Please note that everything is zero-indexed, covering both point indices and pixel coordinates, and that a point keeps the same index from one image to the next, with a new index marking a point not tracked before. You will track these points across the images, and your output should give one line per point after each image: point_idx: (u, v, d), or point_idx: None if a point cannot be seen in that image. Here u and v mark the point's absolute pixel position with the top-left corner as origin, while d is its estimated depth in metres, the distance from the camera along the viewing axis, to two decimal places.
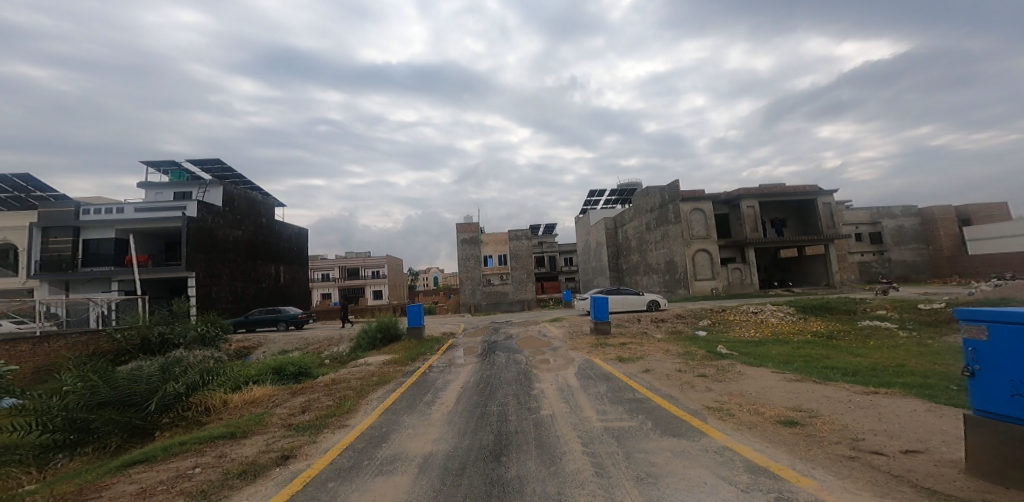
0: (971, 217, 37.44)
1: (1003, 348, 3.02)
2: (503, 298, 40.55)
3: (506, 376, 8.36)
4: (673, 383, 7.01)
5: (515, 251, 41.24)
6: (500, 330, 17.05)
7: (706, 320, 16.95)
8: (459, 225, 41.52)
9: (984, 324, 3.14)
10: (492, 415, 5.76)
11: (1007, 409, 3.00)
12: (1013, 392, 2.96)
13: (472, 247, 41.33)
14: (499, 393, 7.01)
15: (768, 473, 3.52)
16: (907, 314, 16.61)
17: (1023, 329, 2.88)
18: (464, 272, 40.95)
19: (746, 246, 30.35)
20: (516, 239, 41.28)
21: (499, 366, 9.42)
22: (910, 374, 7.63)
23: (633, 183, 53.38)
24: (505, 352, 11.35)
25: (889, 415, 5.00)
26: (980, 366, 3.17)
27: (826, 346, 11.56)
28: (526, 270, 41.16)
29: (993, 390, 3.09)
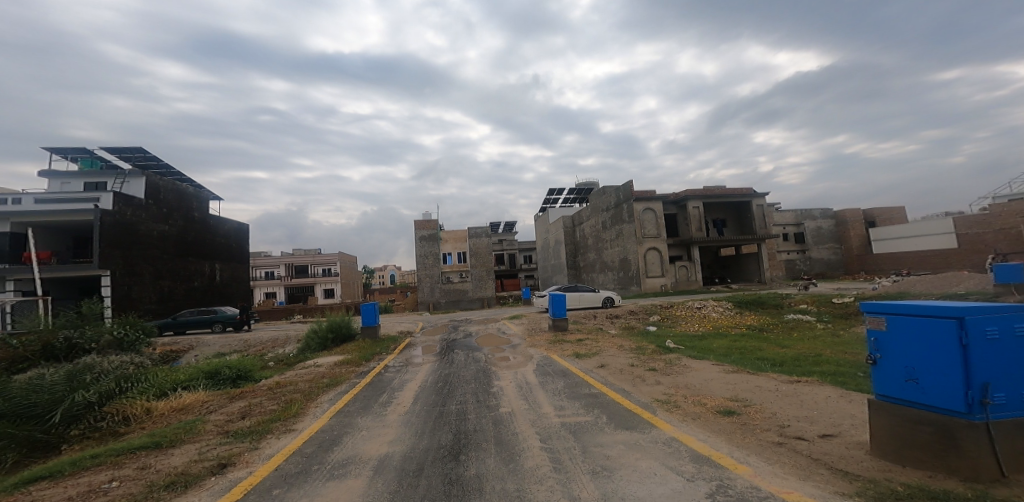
0: (875, 220, 41.73)
1: (899, 336, 3.42)
2: (462, 296, 40.42)
3: (466, 374, 8.28)
4: (626, 377, 7.25)
5: (475, 248, 41.15)
6: (459, 328, 16.94)
7: (656, 315, 17.77)
8: (417, 222, 40.67)
9: (884, 317, 3.54)
10: (450, 414, 5.69)
11: (902, 393, 3.41)
12: (908, 378, 3.36)
13: (430, 245, 40.64)
14: (458, 392, 6.95)
15: (710, 462, 3.74)
16: (824, 308, 18.29)
17: (914, 320, 3.29)
18: (422, 270, 40.23)
19: (691, 244, 32.09)
20: (476, 236, 41.17)
21: (458, 364, 9.33)
22: (826, 363, 8.44)
23: (590, 182, 54.54)
24: (465, 350, 11.24)
25: (809, 402, 5.48)
26: (881, 354, 3.57)
27: (759, 338, 12.48)
28: (485, 268, 41.05)
29: (890, 376, 3.51)
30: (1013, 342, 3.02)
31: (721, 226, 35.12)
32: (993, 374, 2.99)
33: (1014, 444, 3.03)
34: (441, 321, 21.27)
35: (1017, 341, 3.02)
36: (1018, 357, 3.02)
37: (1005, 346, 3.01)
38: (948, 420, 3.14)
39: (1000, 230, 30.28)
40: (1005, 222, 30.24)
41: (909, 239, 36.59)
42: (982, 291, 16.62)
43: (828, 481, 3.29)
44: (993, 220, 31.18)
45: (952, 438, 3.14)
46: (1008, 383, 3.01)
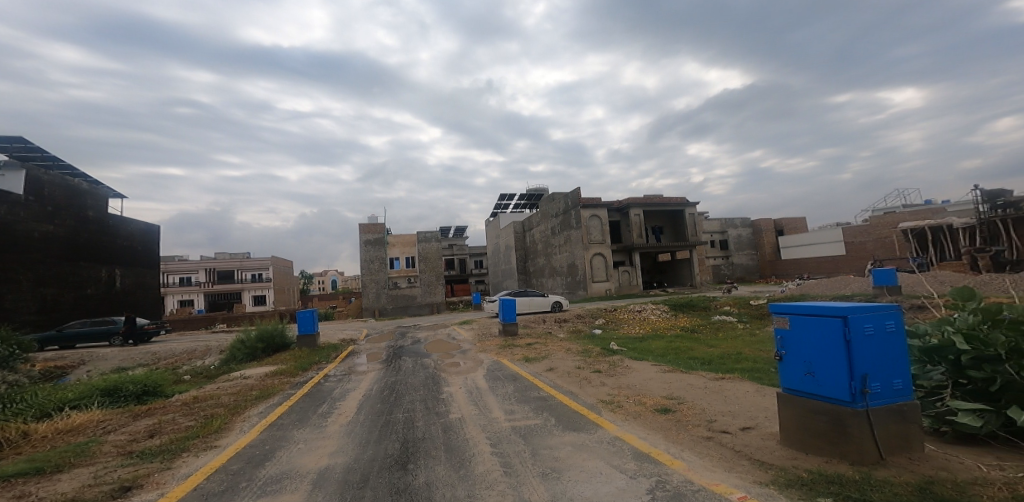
0: (783, 229, 46.21)
1: (798, 334, 3.81)
2: (410, 302, 39.51)
3: (414, 381, 8.04)
4: (573, 380, 7.42)
5: (424, 253, 40.28)
6: (406, 334, 16.45)
7: (602, 319, 18.37)
8: (362, 225, 39.11)
9: (788, 316, 3.92)
10: (397, 422, 5.49)
11: (802, 385, 3.78)
12: (806, 372, 3.74)
13: (376, 249, 39.25)
14: (406, 399, 6.74)
15: (650, 459, 3.91)
16: (744, 309, 19.90)
17: (811, 319, 3.68)
18: (367, 275, 38.80)
19: (633, 250, 33.59)
20: (425, 241, 40.34)
21: (406, 371, 9.06)
22: (747, 360, 9.18)
23: (539, 188, 55.49)
24: (412, 357, 10.93)
25: (732, 397, 5.92)
26: (786, 351, 3.94)
27: (691, 339, 13.31)
28: (434, 273, 40.27)
29: (793, 371, 3.89)
30: (886, 338, 3.47)
31: (658, 233, 37.10)
32: (870, 366, 3.42)
33: (889, 429, 3.46)
34: (387, 328, 20.54)
35: (888, 337, 3.47)
36: (891, 350, 3.47)
37: (880, 342, 3.44)
38: (841, 410, 3.51)
39: (877, 239, 35.24)
40: (882, 232, 35.11)
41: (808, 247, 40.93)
42: (867, 292, 18.92)
43: (749, 471, 3.56)
44: (871, 230, 36.00)
45: (843, 425, 3.52)
46: (882, 374, 3.45)
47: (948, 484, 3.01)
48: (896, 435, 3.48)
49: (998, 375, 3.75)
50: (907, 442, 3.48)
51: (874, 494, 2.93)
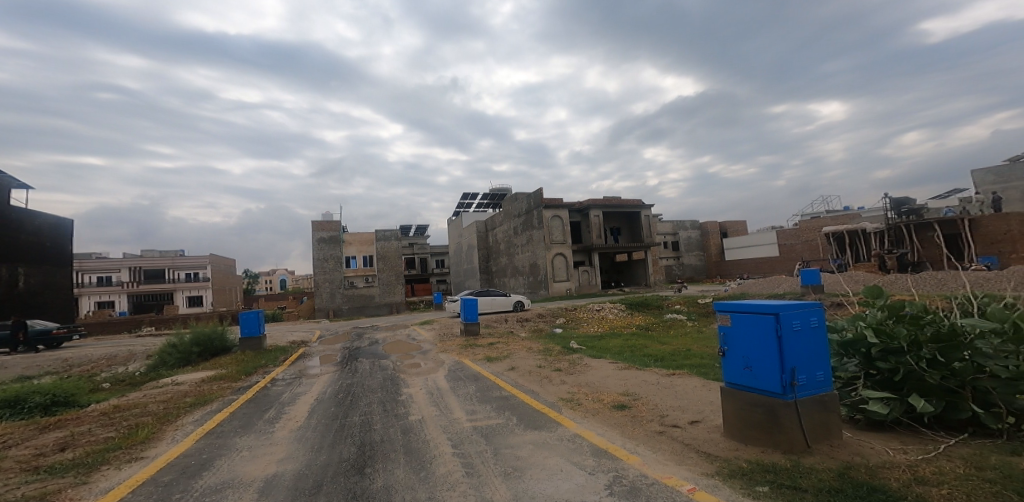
0: (727, 231, 48.92)
1: (737, 330, 4.06)
2: (368, 302, 38.41)
3: (371, 383, 7.81)
4: (534, 378, 7.49)
5: (383, 251, 39.26)
6: (364, 335, 15.97)
7: (562, 318, 18.67)
8: (316, 222, 37.65)
9: (729, 314, 4.17)
10: (352, 426, 5.32)
11: (741, 379, 4.02)
12: (744, 367, 3.98)
13: (331, 247, 37.86)
14: (362, 402, 6.54)
15: (607, 455, 4.01)
16: (693, 307, 20.88)
17: (747, 316, 3.94)
18: (321, 275, 37.34)
19: (592, 250, 34.34)
20: (384, 239, 39.35)
21: (362, 373, 8.80)
22: (695, 356, 9.65)
23: (503, 188, 55.57)
24: (370, 358, 10.62)
25: (681, 392, 6.20)
26: (727, 347, 4.18)
27: (646, 337, 13.80)
28: (394, 272, 39.34)
29: (733, 366, 4.12)
30: (812, 333, 3.79)
31: (616, 234, 38.16)
32: (798, 360, 3.70)
33: (816, 418, 3.75)
34: (343, 329, 19.84)
35: (811, 332, 3.80)
36: (814, 345, 3.78)
37: (806, 337, 3.75)
38: (774, 402, 3.76)
39: (805, 242, 37.83)
40: (807, 236, 37.87)
41: (746, 248, 43.59)
42: (795, 291, 20.38)
43: (697, 463, 3.73)
44: (798, 234, 38.79)
45: (776, 417, 3.77)
46: (808, 367, 3.74)
47: (861, 468, 3.31)
48: (820, 424, 3.78)
49: (902, 366, 4.16)
50: (828, 431, 3.79)
51: (802, 481, 3.16)
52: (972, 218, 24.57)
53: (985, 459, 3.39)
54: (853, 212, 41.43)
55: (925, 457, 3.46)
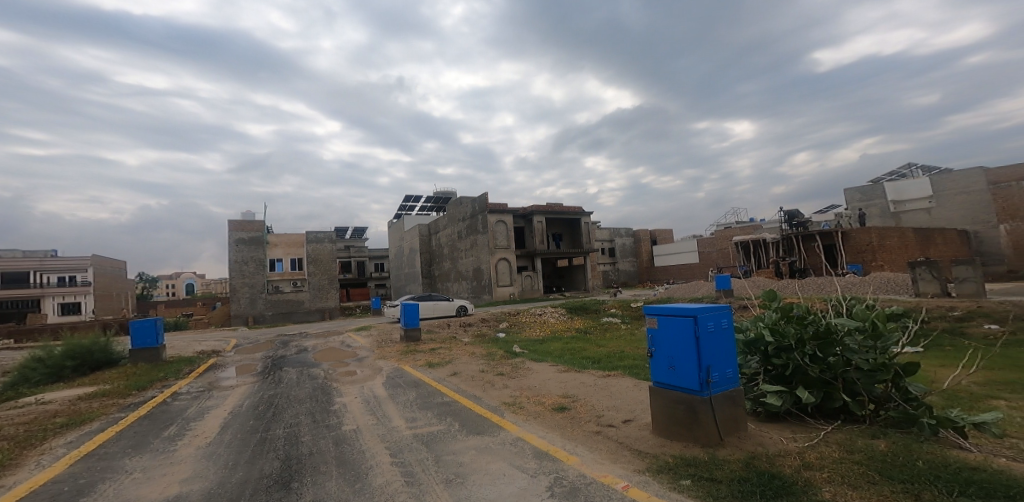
0: (658, 239, 51.93)
1: (662, 332, 4.32)
2: (296, 308, 36.19)
3: (297, 394, 7.34)
4: (477, 383, 7.43)
5: (315, 254, 37.23)
6: (290, 343, 14.98)
7: (505, 322, 18.74)
8: (233, 222, 34.87)
9: (656, 317, 4.43)
10: (276, 439, 4.96)
11: (666, 378, 4.28)
12: (669, 366, 4.24)
13: (253, 249, 35.20)
14: (287, 414, 6.12)
15: (548, 457, 4.07)
16: (627, 311, 21.86)
17: (671, 318, 4.22)
18: (239, 278, 34.58)
19: (535, 256, 34.88)
20: (317, 242, 37.33)
21: (287, 383, 8.24)
22: (630, 358, 10.10)
23: (447, 191, 54.98)
24: (296, 367, 9.99)
25: (617, 393, 6.45)
26: (654, 349, 4.43)
27: (585, 340, 14.21)
28: (327, 276, 37.38)
29: (659, 366, 4.38)
30: (725, 334, 4.14)
31: (558, 240, 39.04)
32: (712, 359, 4.02)
33: (728, 412, 4.08)
34: (265, 336, 18.46)
35: (723, 333, 4.14)
36: (726, 345, 4.13)
37: (720, 337, 4.08)
38: (693, 398, 4.04)
39: (719, 250, 41.42)
40: (722, 244, 41.34)
41: (671, 255, 46.68)
42: (710, 295, 22.12)
43: (630, 461, 3.90)
44: (714, 242, 42.16)
45: (695, 413, 4.05)
46: (720, 365, 4.08)
47: (763, 458, 3.64)
48: (732, 417, 4.11)
49: (791, 362, 4.65)
50: (737, 423, 4.13)
51: (717, 472, 3.41)
52: (845, 230, 27.63)
53: (855, 442, 3.90)
54: (759, 223, 45.84)
55: (811, 444, 3.90)
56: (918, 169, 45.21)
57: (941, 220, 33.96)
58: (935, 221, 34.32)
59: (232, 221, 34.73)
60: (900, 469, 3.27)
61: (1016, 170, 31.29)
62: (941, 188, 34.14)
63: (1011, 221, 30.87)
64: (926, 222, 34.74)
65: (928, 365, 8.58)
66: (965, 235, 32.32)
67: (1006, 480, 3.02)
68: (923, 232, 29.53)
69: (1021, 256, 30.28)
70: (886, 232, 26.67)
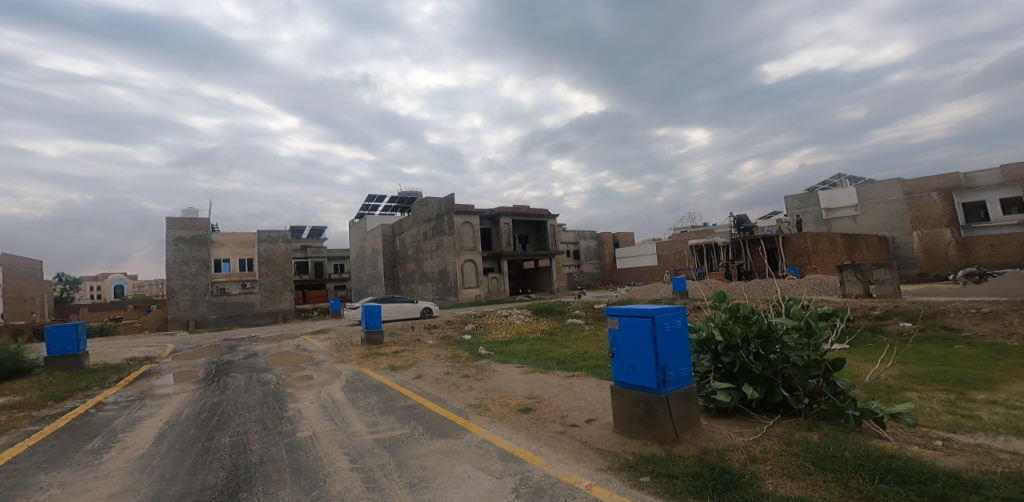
0: (620, 242, 53.28)
1: (622, 332, 4.42)
2: (246, 311, 34.62)
3: (245, 400, 7.00)
4: (441, 386, 7.35)
5: (267, 255, 35.72)
6: (238, 348, 14.26)
7: (471, 324, 18.64)
8: (173, 219, 32.83)
9: (616, 317, 4.53)
10: (223, 449, 4.71)
11: (626, 377, 4.39)
12: (629, 365, 4.35)
13: (195, 249, 33.29)
14: (233, 421, 5.82)
15: (513, 458, 4.08)
16: (591, 312, 22.26)
17: (631, 318, 4.33)
18: (178, 279, 32.65)
19: (501, 257, 34.90)
20: (270, 241, 35.80)
21: (235, 390, 7.84)
22: (593, 358, 10.27)
23: (412, 192, 54.15)
24: (244, 373, 9.52)
25: (580, 393, 6.55)
26: (615, 349, 4.52)
27: (551, 341, 14.35)
28: (280, 277, 35.90)
29: (619, 365, 4.48)
30: (680, 333, 4.31)
31: (524, 242, 39.25)
32: (669, 358, 4.16)
33: (683, 409, 4.23)
34: (209, 341, 17.45)
35: (678, 332, 4.30)
36: (681, 345, 4.29)
37: (675, 337, 4.24)
38: (650, 397, 4.16)
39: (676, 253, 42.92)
40: (678, 247, 42.85)
41: (633, 257, 48.00)
42: (668, 297, 22.91)
43: (594, 460, 3.96)
44: (671, 245, 43.70)
45: (653, 411, 4.16)
46: (676, 364, 4.23)
47: (715, 453, 3.80)
48: (686, 414, 4.26)
49: (738, 360, 4.89)
50: (691, 420, 4.29)
51: (674, 468, 3.53)
52: (785, 236, 29.52)
53: (792, 435, 4.14)
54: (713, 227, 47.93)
55: (755, 438, 4.11)
56: (846, 179, 49.09)
57: (864, 227, 37.82)
58: (859, 228, 38.12)
59: (172, 218, 32.72)
60: (832, 459, 3.50)
61: (927, 181, 35.34)
62: (866, 197, 37.82)
63: (923, 228, 34.85)
64: (852, 228, 38.60)
65: (854, 360, 9.32)
66: (884, 240, 36.16)
67: (919, 466, 3.30)
68: (848, 236, 31.74)
69: (930, 259, 34.32)
70: (819, 238, 28.82)
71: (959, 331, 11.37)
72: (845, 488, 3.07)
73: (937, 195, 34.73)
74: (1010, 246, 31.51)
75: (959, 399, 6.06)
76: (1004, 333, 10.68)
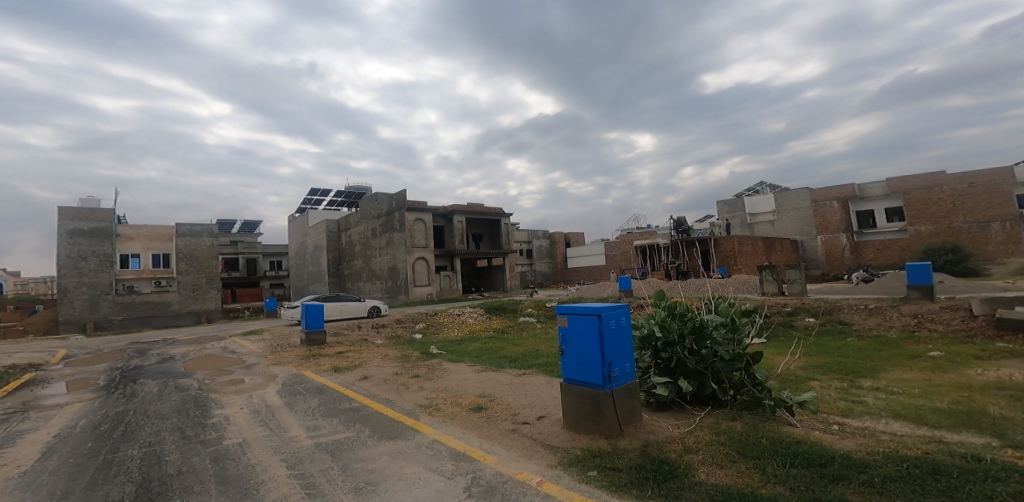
0: (572, 241, 54.43)
1: (570, 330, 4.53)
2: (161, 311, 32.13)
3: (159, 409, 6.45)
4: (390, 387, 7.17)
5: (189, 250, 33.24)
6: (149, 352, 13.11)
7: (422, 323, 18.31)
8: (67, 210, 29.61)
9: (565, 316, 4.64)
10: (137, 461, 4.33)
11: (574, 373, 4.51)
12: (577, 363, 4.47)
13: (96, 243, 30.22)
14: (143, 432, 5.35)
15: (465, 457, 4.06)
16: (542, 311, 22.57)
17: (578, 317, 4.45)
18: (73, 277, 29.53)
19: (454, 256, 34.58)
20: (191, 236, 33.35)
21: (146, 398, 7.21)
22: (544, 356, 10.41)
23: (361, 187, 52.36)
24: (157, 379, 8.78)
25: (532, 390, 6.62)
26: (564, 347, 4.62)
27: (503, 339, 14.37)
28: (201, 275, 33.52)
29: (568, 362, 4.58)
30: (625, 331, 4.48)
31: (477, 240, 39.12)
32: (614, 355, 4.32)
33: (627, 404, 4.40)
34: (115, 345, 15.87)
35: (622, 330, 4.47)
36: (624, 342, 4.47)
37: (620, 334, 4.41)
38: (596, 393, 4.29)
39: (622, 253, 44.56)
40: (625, 248, 44.45)
41: (582, 257, 49.25)
42: (616, 295, 23.68)
43: (544, 456, 4.03)
44: (618, 245, 45.36)
45: (599, 406, 4.30)
46: (620, 361, 4.40)
47: (656, 445, 3.98)
48: (630, 409, 4.44)
49: (675, 356, 5.16)
50: (634, 414, 4.48)
51: (619, 461, 3.67)
52: (717, 238, 31.40)
53: (720, 425, 4.43)
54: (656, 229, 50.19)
55: (690, 429, 4.36)
56: (767, 186, 53.18)
57: (780, 231, 41.38)
58: (775, 231, 41.65)
59: (67, 209, 29.53)
60: (754, 447, 3.78)
61: (829, 190, 39.67)
62: (782, 204, 41.27)
63: (825, 233, 39.13)
64: (769, 231, 42.15)
65: (770, 353, 10.19)
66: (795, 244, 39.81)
67: (822, 450, 3.63)
68: (767, 239, 34.47)
69: (830, 261, 38.70)
70: (743, 241, 31.10)
71: (850, 325, 12.65)
72: (762, 473, 3.33)
73: (838, 203, 39.11)
74: (892, 250, 36.59)
75: (851, 387, 6.76)
76: (884, 326, 12.11)
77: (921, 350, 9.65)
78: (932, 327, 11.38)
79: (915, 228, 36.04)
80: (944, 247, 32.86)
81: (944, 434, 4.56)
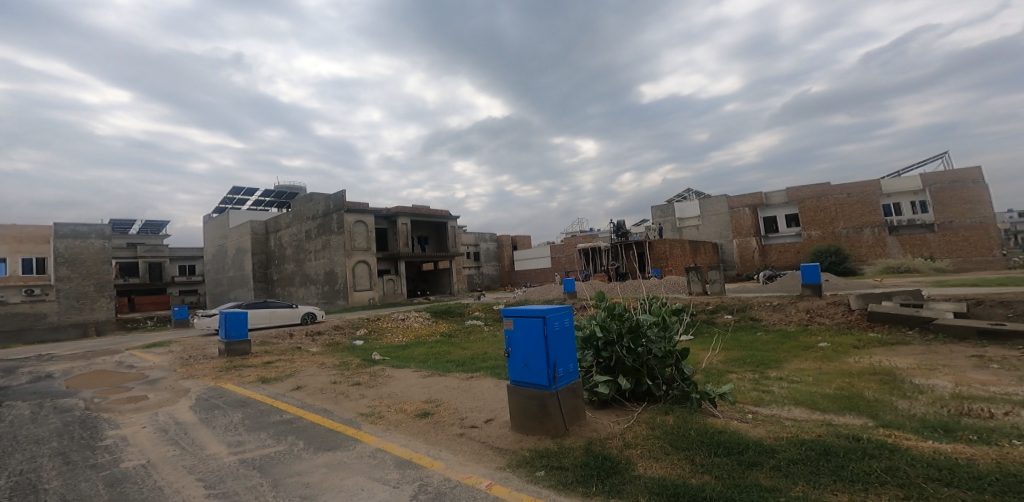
0: (518, 244, 54.99)
1: (515, 332, 4.56)
2: (37, 322, 28.74)
3: (35, 433, 5.67)
4: (326, 396, 6.83)
5: (72, 254, 29.80)
6: (20, 371, 11.52)
7: (363, 329, 17.66)
8: None
9: (510, 318, 4.66)
10: (10, 492, 3.78)
11: (520, 375, 4.55)
12: (523, 364, 4.51)
13: None
14: (12, 460, 4.68)
15: (411, 465, 3.95)
16: (489, 314, 22.61)
17: (523, 319, 4.49)
18: None
19: (399, 259, 33.52)
20: (77, 238, 29.96)
21: (22, 421, 6.32)
22: (491, 359, 10.37)
23: (292, 187, 49.70)
24: (32, 401, 7.74)
25: (479, 394, 6.58)
26: (510, 349, 4.65)
27: (450, 344, 14.18)
28: (87, 281, 30.21)
29: (514, 364, 4.62)
30: (568, 332, 4.58)
31: (422, 243, 38.41)
32: (558, 357, 4.41)
33: (571, 403, 4.50)
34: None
35: (565, 331, 4.57)
36: (568, 342, 4.57)
37: (563, 335, 4.51)
38: (541, 393, 4.35)
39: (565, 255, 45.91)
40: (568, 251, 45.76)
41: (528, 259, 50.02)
42: (559, 298, 24.26)
43: (493, 459, 4.01)
44: (562, 248, 46.65)
45: (545, 406, 4.35)
46: (564, 361, 4.50)
47: (599, 442, 4.11)
48: (574, 407, 4.54)
49: (615, 355, 5.36)
50: (578, 413, 4.58)
51: (565, 460, 3.74)
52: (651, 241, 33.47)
53: (655, 419, 4.66)
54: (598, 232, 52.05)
55: (628, 425, 4.54)
56: (693, 192, 57.01)
57: (703, 235, 44.26)
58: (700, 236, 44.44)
59: None
60: (685, 438, 4.00)
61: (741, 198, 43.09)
62: (705, 209, 44.25)
63: (739, 237, 42.42)
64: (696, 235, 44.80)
65: (696, 349, 10.88)
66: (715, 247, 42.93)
67: (740, 438, 3.92)
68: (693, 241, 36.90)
69: (744, 264, 41.97)
70: (674, 244, 33.71)
71: (759, 321, 13.79)
72: (692, 464, 3.53)
73: (748, 210, 42.49)
74: (791, 252, 40.42)
75: (761, 378, 7.37)
76: (785, 321, 13.32)
77: (813, 342, 10.77)
78: (821, 321, 12.70)
79: (808, 233, 40.09)
80: (829, 250, 36.81)
81: (833, 417, 5.10)
